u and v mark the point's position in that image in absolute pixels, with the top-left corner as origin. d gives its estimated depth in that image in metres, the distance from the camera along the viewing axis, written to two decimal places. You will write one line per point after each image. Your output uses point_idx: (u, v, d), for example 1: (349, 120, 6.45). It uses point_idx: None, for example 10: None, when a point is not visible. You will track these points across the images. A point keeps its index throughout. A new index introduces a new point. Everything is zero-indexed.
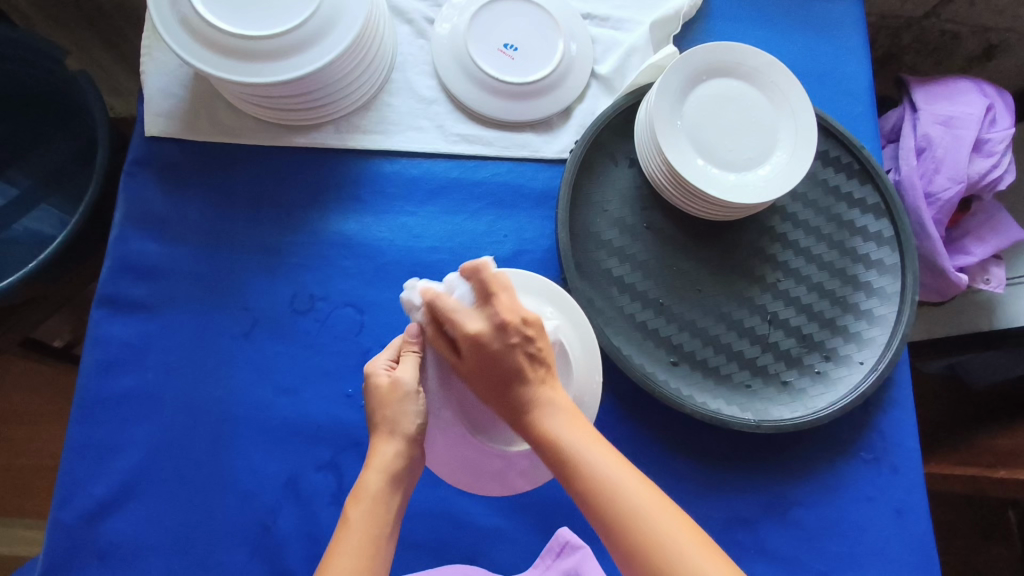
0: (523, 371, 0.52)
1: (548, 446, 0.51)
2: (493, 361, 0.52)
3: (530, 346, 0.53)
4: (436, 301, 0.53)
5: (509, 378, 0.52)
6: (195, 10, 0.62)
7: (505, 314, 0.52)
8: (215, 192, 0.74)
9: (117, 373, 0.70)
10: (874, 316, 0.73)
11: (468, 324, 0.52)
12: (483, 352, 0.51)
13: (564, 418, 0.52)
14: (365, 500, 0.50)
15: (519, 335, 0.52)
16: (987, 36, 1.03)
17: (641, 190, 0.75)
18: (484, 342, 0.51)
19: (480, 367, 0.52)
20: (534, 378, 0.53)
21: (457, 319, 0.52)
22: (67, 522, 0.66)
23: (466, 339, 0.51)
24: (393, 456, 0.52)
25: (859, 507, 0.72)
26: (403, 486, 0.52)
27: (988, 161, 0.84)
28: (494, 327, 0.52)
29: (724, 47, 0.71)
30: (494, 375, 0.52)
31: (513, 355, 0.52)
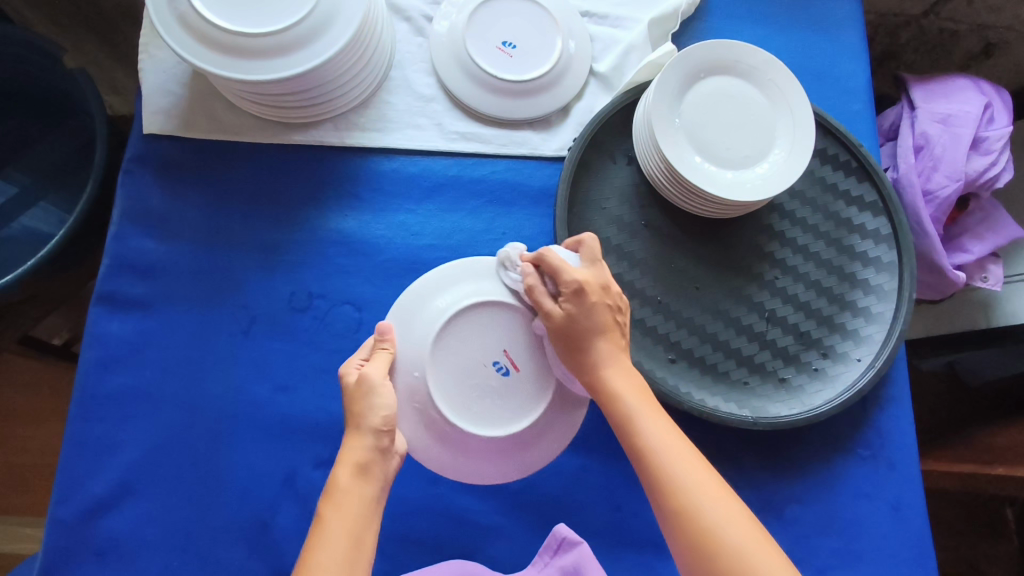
0: (609, 330, 0.58)
1: (625, 420, 0.56)
2: (593, 310, 0.57)
3: (616, 314, 0.60)
4: (546, 253, 0.58)
5: (600, 331, 0.57)
6: (193, 8, 0.62)
7: (609, 281, 0.59)
8: (213, 189, 0.74)
9: (116, 370, 0.70)
10: (872, 314, 0.73)
11: (578, 273, 0.57)
12: (585, 299, 0.57)
13: (639, 389, 0.57)
14: (335, 495, 0.51)
15: (613, 302, 0.59)
16: (985, 34, 1.03)
17: (639, 188, 0.75)
18: (591, 292, 0.57)
19: (577, 315, 0.56)
20: (616, 341, 0.59)
21: (568, 267, 0.57)
22: (66, 518, 0.66)
23: (576, 283, 0.56)
24: (362, 449, 0.53)
25: (857, 504, 0.72)
26: (376, 478, 0.53)
27: (986, 159, 0.84)
28: (597, 283, 0.58)
29: (722, 44, 0.71)
30: (586, 324, 0.56)
31: (606, 313, 0.58)
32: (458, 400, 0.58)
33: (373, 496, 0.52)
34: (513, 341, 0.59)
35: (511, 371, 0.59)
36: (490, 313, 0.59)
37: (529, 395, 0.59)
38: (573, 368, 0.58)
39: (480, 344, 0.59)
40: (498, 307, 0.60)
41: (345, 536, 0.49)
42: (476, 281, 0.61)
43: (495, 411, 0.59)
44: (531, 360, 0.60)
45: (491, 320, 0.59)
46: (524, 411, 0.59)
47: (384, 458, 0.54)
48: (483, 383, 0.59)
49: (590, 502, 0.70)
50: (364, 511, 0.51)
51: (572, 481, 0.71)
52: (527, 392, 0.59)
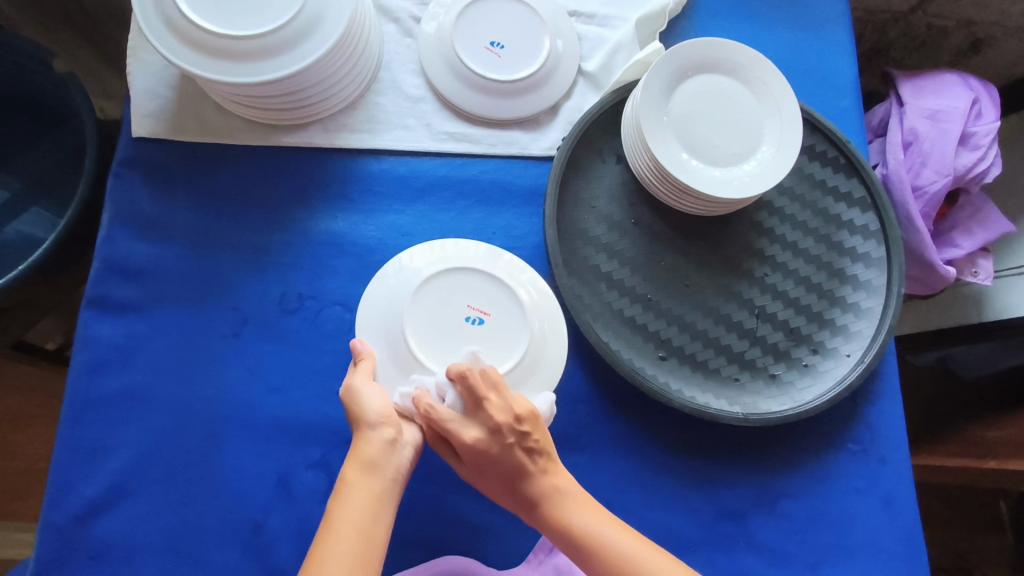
0: (524, 467, 0.56)
1: (560, 531, 0.56)
2: (494, 461, 0.56)
3: (526, 441, 0.56)
4: (429, 416, 0.55)
5: (513, 478, 0.56)
6: (179, 11, 0.62)
7: (498, 417, 0.55)
8: (202, 192, 0.74)
9: (107, 374, 0.70)
10: (861, 309, 0.74)
11: (464, 436, 0.55)
12: (485, 457, 0.55)
13: (575, 501, 0.57)
14: (343, 491, 0.52)
15: (513, 434, 0.55)
16: (972, 30, 1.04)
17: (628, 186, 0.75)
18: (485, 448, 0.55)
19: (484, 470, 0.57)
20: (536, 469, 0.56)
21: (451, 430, 0.55)
22: (58, 522, 0.66)
23: (466, 450, 0.55)
24: (370, 446, 0.54)
25: (848, 499, 0.73)
26: (386, 472, 0.54)
27: (974, 154, 0.85)
28: (489, 433, 0.55)
29: (710, 43, 0.71)
30: (496, 468, 0.56)
31: (512, 454, 0.55)
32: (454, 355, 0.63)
33: (382, 489, 0.53)
34: (473, 292, 0.65)
35: (483, 317, 0.64)
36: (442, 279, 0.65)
37: (507, 330, 0.64)
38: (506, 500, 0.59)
39: (446, 305, 0.64)
40: (450, 269, 0.65)
41: (353, 528, 0.50)
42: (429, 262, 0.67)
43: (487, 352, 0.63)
44: (494, 303, 0.65)
45: (447, 284, 0.65)
46: (513, 350, 0.64)
47: (393, 452, 0.55)
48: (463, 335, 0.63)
49: None
50: (371, 506, 0.52)
51: None
52: (506, 331, 0.64)
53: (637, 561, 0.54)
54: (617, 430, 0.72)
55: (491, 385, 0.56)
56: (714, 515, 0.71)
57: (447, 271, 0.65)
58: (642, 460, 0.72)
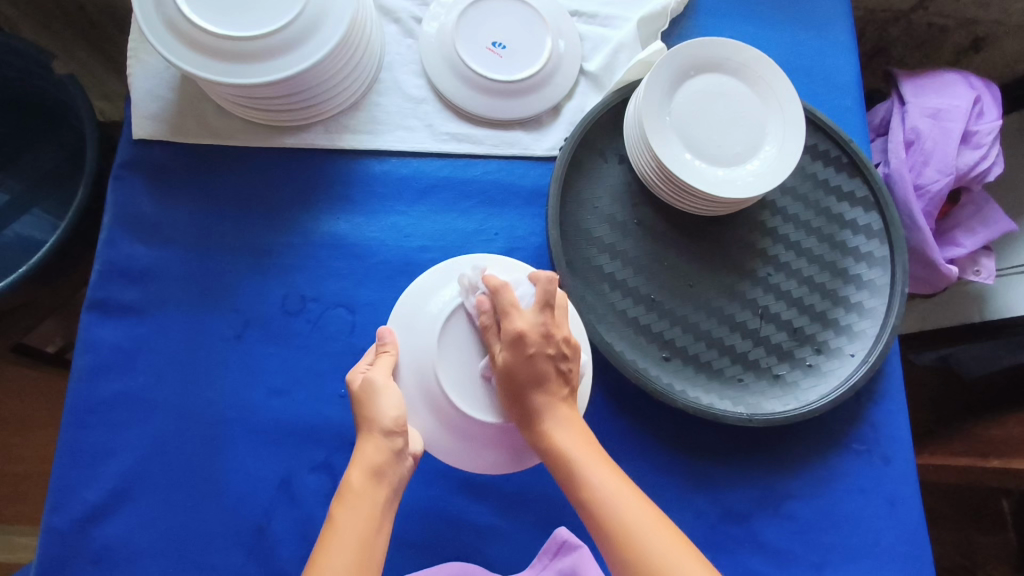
0: (547, 382, 0.56)
1: (558, 455, 0.55)
2: (528, 361, 0.55)
3: (562, 363, 0.57)
4: (501, 288, 0.57)
5: (536, 384, 0.56)
6: (180, 11, 0.62)
7: (556, 328, 0.57)
8: (204, 194, 0.74)
9: (108, 377, 0.69)
10: (865, 309, 0.74)
11: (523, 320, 0.55)
12: (528, 350, 0.55)
13: (574, 435, 0.56)
14: (349, 496, 0.52)
15: (557, 348, 0.57)
16: (973, 28, 1.04)
17: (631, 186, 0.75)
18: (530, 342, 0.55)
19: (514, 364, 0.55)
20: (557, 391, 0.57)
21: (515, 309, 0.56)
22: (61, 527, 0.66)
23: (513, 329, 0.55)
24: (377, 453, 0.53)
25: (853, 499, 0.72)
26: (390, 482, 0.53)
27: (977, 153, 0.84)
28: (541, 334, 0.56)
29: (712, 42, 0.71)
30: (523, 374, 0.55)
31: (547, 362, 0.56)
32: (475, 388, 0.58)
33: (385, 501, 0.53)
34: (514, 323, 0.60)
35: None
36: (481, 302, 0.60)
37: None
38: (508, 408, 0.57)
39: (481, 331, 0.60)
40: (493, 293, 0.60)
41: (355, 538, 0.50)
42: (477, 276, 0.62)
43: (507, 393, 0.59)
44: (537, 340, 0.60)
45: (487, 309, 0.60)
46: None
47: (398, 461, 0.54)
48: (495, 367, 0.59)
49: None
50: (376, 513, 0.51)
51: None
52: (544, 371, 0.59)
53: (624, 513, 0.52)
54: (621, 431, 0.72)
55: (562, 303, 0.60)
56: (718, 516, 0.71)
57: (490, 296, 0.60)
58: (646, 461, 0.71)
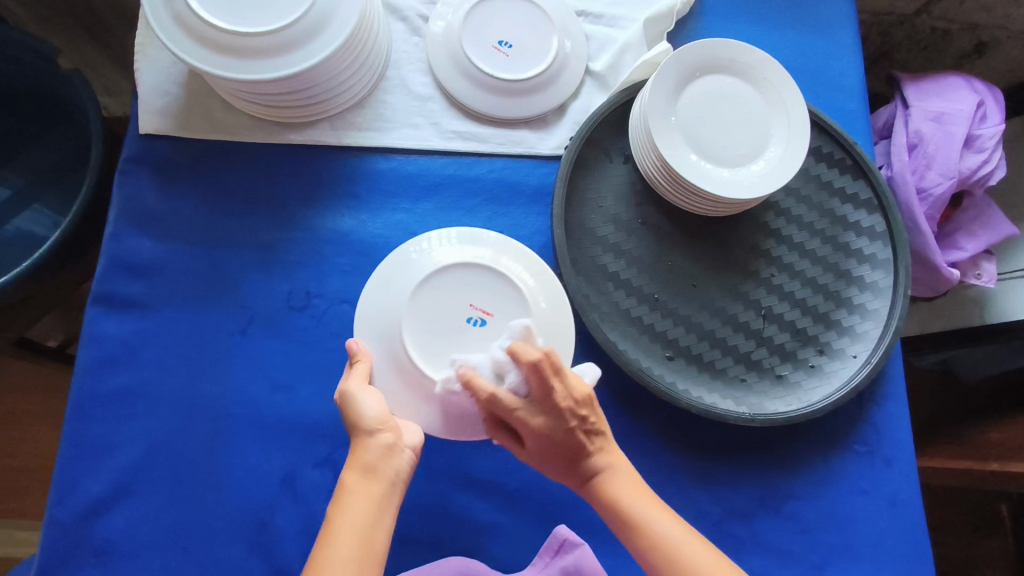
0: (582, 445, 0.55)
1: (609, 508, 0.56)
2: (554, 442, 0.55)
3: (587, 423, 0.55)
4: (488, 401, 0.53)
5: (572, 454, 0.56)
6: (189, 6, 0.62)
7: (566, 401, 0.53)
8: (210, 189, 0.74)
9: (113, 371, 0.70)
10: (868, 311, 0.74)
11: (530, 422, 0.54)
12: (548, 439, 0.55)
13: (623, 480, 0.56)
14: (344, 497, 0.51)
15: (576, 417, 0.54)
16: (976, 32, 1.04)
17: (636, 186, 0.75)
18: (550, 433, 0.54)
19: (545, 450, 0.56)
20: (593, 448, 0.56)
21: (515, 417, 0.54)
22: (64, 519, 0.66)
23: (526, 427, 0.54)
24: (367, 452, 0.53)
25: (854, 500, 0.73)
26: (385, 478, 0.52)
27: (979, 157, 0.85)
28: (554, 417, 0.54)
29: (719, 43, 0.71)
30: (554, 449, 0.55)
31: (572, 436, 0.54)
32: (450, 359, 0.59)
33: (382, 496, 0.52)
34: (475, 291, 0.62)
35: (486, 317, 0.61)
36: (439, 277, 0.62)
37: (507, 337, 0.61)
38: (559, 474, 0.58)
39: (445, 307, 0.61)
40: (448, 266, 0.62)
41: (356, 535, 0.49)
42: (434, 251, 0.64)
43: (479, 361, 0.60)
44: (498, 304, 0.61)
45: (447, 282, 0.62)
46: None
47: (391, 456, 0.53)
48: (464, 335, 0.60)
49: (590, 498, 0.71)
50: (373, 510, 0.50)
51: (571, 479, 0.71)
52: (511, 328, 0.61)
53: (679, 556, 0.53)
54: (624, 430, 0.72)
55: (555, 368, 0.53)
56: (720, 516, 0.71)
57: (445, 270, 0.62)
58: (649, 460, 0.72)
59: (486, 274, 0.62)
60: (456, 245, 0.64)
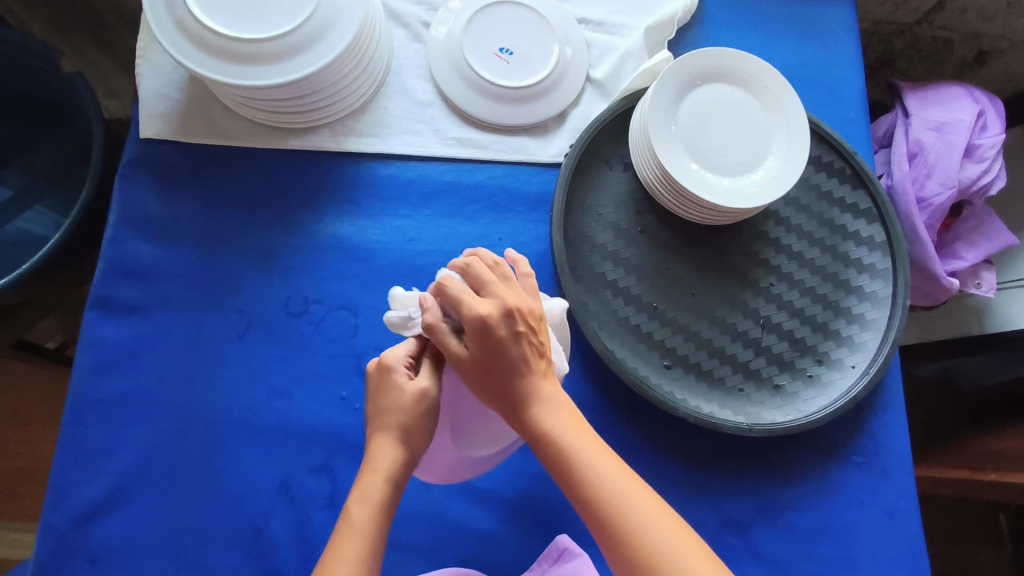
0: (525, 359, 0.54)
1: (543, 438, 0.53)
2: (498, 349, 0.53)
3: (533, 337, 0.54)
4: (444, 284, 0.54)
5: (514, 367, 0.53)
6: (190, 12, 0.62)
7: (515, 301, 0.54)
8: (209, 194, 0.74)
9: (110, 375, 0.70)
10: (867, 321, 0.74)
11: (477, 307, 0.52)
12: (490, 337, 0.52)
13: (561, 413, 0.54)
14: (361, 505, 0.51)
15: (525, 324, 0.54)
16: (978, 42, 1.04)
17: (635, 194, 0.75)
18: (495, 328, 0.52)
19: (481, 354, 0.53)
20: (536, 368, 0.54)
21: (464, 304, 0.53)
22: (59, 524, 0.66)
23: (470, 322, 0.52)
24: (395, 463, 0.53)
25: (852, 511, 0.72)
26: (398, 492, 0.53)
27: (979, 167, 0.85)
28: (502, 312, 0.53)
29: (719, 52, 0.71)
30: (493, 366, 0.53)
31: (516, 344, 0.53)
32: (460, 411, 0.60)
33: (391, 511, 0.53)
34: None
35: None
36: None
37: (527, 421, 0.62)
38: (492, 398, 0.55)
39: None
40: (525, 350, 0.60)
41: (363, 549, 0.50)
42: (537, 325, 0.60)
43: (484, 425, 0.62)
44: None
45: None
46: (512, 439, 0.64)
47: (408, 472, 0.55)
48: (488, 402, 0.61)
49: None
50: (384, 523, 0.52)
51: None
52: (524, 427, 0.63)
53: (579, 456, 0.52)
54: (622, 438, 0.72)
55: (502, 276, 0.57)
56: (717, 525, 0.71)
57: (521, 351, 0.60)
58: (646, 469, 0.72)
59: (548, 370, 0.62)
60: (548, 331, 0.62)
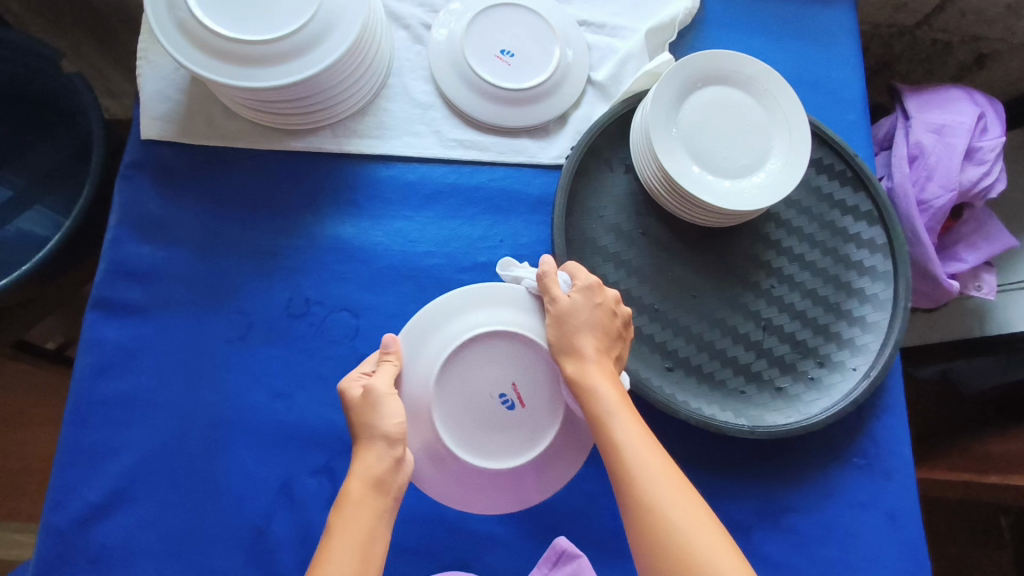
0: (607, 329, 0.60)
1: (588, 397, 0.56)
2: (595, 307, 0.60)
3: (620, 327, 0.62)
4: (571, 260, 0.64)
5: (598, 326, 0.59)
6: (192, 13, 0.62)
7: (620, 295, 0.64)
8: (211, 195, 0.74)
9: (111, 377, 0.69)
10: (867, 323, 0.74)
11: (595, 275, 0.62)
12: (594, 295, 0.60)
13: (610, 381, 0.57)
14: (348, 506, 0.51)
15: (620, 312, 0.62)
16: (977, 45, 1.04)
17: (636, 196, 0.75)
18: (604, 292, 0.61)
19: (581, 303, 0.59)
20: (609, 347, 0.60)
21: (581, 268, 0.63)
22: (60, 525, 0.66)
23: (587, 276, 0.61)
24: (375, 461, 0.53)
25: (853, 514, 0.72)
26: (392, 493, 0.53)
27: (980, 169, 0.85)
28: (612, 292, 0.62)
29: (720, 55, 0.71)
30: (583, 317, 0.59)
31: (610, 317, 0.61)
32: (456, 422, 0.58)
33: (387, 511, 0.52)
34: (519, 372, 0.59)
35: (518, 405, 0.59)
36: (507, 345, 0.59)
37: (540, 427, 0.60)
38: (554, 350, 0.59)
39: (485, 371, 0.59)
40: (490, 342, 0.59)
41: (354, 549, 0.50)
42: (495, 309, 0.60)
43: (489, 439, 0.59)
44: (539, 393, 0.60)
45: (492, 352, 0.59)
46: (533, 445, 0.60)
47: (397, 470, 0.53)
48: (487, 413, 0.59)
49: (590, 508, 0.70)
50: (373, 525, 0.51)
51: (570, 489, 0.71)
52: (536, 425, 0.60)
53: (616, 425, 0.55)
54: None
55: None
56: None
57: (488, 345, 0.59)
58: None
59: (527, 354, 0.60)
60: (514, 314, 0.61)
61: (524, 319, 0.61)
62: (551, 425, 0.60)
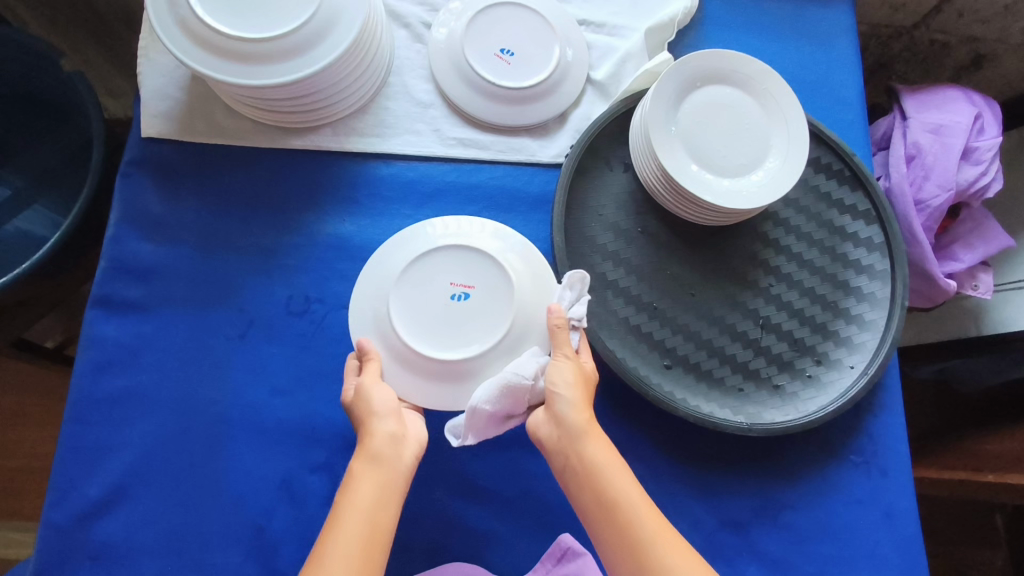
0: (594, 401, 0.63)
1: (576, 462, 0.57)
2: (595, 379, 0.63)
3: None
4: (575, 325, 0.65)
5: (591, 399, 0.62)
6: (193, 11, 0.63)
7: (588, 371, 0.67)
8: (211, 193, 0.74)
9: (111, 374, 0.70)
10: (865, 321, 0.74)
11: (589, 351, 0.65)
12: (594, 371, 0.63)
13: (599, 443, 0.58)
14: (355, 481, 0.55)
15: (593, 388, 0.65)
16: (975, 46, 1.05)
17: (635, 195, 0.75)
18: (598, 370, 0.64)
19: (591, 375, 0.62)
20: None
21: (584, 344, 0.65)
22: (60, 522, 0.66)
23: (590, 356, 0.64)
24: (379, 441, 0.56)
25: (851, 511, 0.73)
26: (397, 467, 0.56)
27: (977, 169, 0.85)
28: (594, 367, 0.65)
29: (720, 54, 0.72)
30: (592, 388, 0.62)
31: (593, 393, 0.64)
32: (431, 338, 0.61)
33: (393, 483, 0.55)
34: (455, 267, 0.62)
35: (468, 293, 0.62)
36: (438, 255, 0.62)
37: (494, 308, 0.62)
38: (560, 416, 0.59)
39: (429, 283, 0.62)
40: (432, 250, 0.63)
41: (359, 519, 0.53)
42: (434, 228, 0.65)
43: (464, 337, 0.61)
44: (486, 280, 0.62)
45: (436, 261, 0.62)
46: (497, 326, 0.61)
47: (398, 447, 0.57)
48: (446, 313, 0.61)
49: None
50: (378, 497, 0.54)
51: None
52: (493, 308, 0.62)
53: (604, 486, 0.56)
54: (623, 438, 0.72)
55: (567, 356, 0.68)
56: (717, 525, 0.71)
57: (431, 254, 0.63)
58: (646, 468, 0.72)
59: (470, 251, 0.63)
60: (453, 226, 0.65)
61: (454, 231, 0.65)
62: (508, 294, 0.62)
